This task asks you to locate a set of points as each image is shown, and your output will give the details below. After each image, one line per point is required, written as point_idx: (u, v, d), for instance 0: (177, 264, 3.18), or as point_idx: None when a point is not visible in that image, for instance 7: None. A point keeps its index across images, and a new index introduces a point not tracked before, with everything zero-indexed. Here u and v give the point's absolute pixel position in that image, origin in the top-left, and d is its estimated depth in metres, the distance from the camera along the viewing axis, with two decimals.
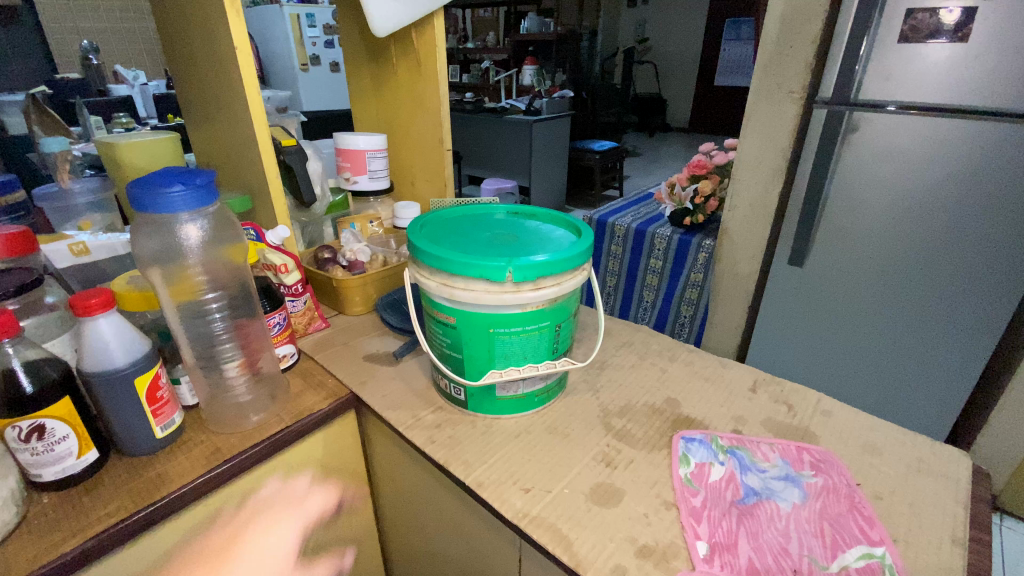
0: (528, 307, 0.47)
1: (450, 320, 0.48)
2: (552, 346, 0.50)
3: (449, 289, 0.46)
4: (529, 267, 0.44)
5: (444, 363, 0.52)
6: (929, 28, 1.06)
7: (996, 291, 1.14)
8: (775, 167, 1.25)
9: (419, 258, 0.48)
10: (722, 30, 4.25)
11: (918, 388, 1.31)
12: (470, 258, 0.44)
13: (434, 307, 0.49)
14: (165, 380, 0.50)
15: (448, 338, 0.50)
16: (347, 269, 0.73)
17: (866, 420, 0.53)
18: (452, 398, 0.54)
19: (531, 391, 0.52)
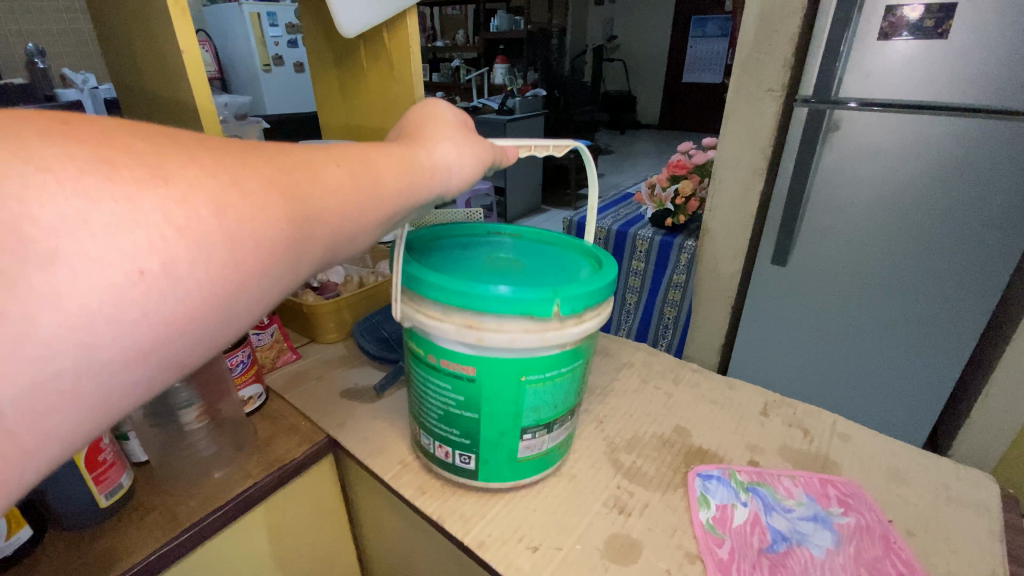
0: (566, 346, 0.39)
1: (468, 371, 0.39)
2: (580, 389, 0.44)
3: (476, 331, 0.36)
4: (578, 299, 0.37)
5: (448, 425, 0.42)
6: (896, 28, 1.09)
7: (975, 280, 1.17)
8: (754, 167, 1.22)
9: (427, 291, 0.38)
10: (688, 28, 4.28)
11: (902, 378, 1.34)
12: (506, 293, 0.35)
13: (445, 356, 0.39)
14: (108, 441, 0.42)
15: (458, 392, 0.40)
16: (318, 293, 0.67)
17: (887, 443, 0.50)
18: (456, 469, 0.44)
19: (557, 445, 0.44)
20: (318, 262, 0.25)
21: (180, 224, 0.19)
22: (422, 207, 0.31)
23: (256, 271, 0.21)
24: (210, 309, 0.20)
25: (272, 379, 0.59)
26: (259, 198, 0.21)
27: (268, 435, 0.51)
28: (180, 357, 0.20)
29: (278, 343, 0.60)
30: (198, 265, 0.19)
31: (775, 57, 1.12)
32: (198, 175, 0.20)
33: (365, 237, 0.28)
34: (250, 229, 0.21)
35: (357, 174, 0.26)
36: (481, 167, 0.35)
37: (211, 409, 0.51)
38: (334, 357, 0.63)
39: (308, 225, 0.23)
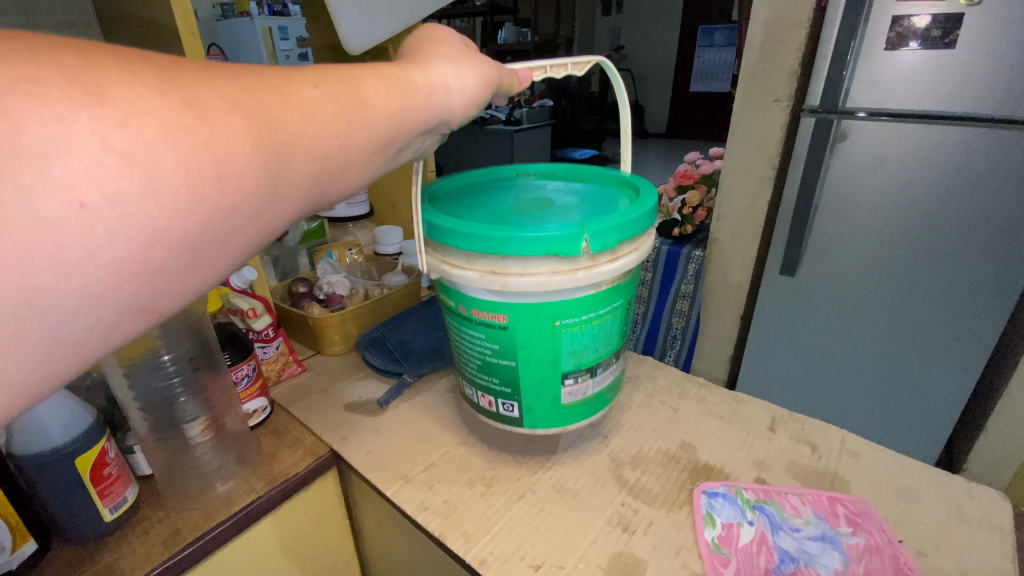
0: (602, 286, 0.40)
1: (500, 320, 0.40)
2: (624, 328, 0.45)
3: (502, 277, 0.38)
4: (607, 234, 0.38)
5: (488, 375, 0.44)
6: (906, 36, 1.11)
7: (985, 285, 1.20)
8: (761, 177, 1.22)
9: (451, 243, 0.39)
10: (695, 38, 4.31)
11: (916, 384, 1.35)
12: (529, 235, 0.37)
13: (476, 307, 0.41)
14: (114, 454, 0.43)
15: (496, 343, 0.42)
16: (324, 305, 0.67)
17: (896, 460, 0.49)
18: (503, 418, 0.46)
19: (601, 390, 0.46)
20: (300, 195, 0.26)
21: (123, 151, 0.19)
22: (421, 129, 0.32)
23: (218, 204, 0.22)
24: (167, 244, 0.20)
25: (277, 392, 0.59)
26: (215, 121, 0.22)
27: (272, 448, 0.51)
28: (143, 295, 0.21)
29: (283, 356, 0.60)
30: (148, 196, 0.19)
31: (783, 67, 1.13)
32: (143, 100, 0.20)
33: (356, 167, 0.29)
34: (206, 157, 0.21)
35: (337, 96, 0.27)
36: (481, 84, 0.37)
37: (216, 422, 0.50)
38: (339, 370, 0.63)
39: (282, 150, 0.24)
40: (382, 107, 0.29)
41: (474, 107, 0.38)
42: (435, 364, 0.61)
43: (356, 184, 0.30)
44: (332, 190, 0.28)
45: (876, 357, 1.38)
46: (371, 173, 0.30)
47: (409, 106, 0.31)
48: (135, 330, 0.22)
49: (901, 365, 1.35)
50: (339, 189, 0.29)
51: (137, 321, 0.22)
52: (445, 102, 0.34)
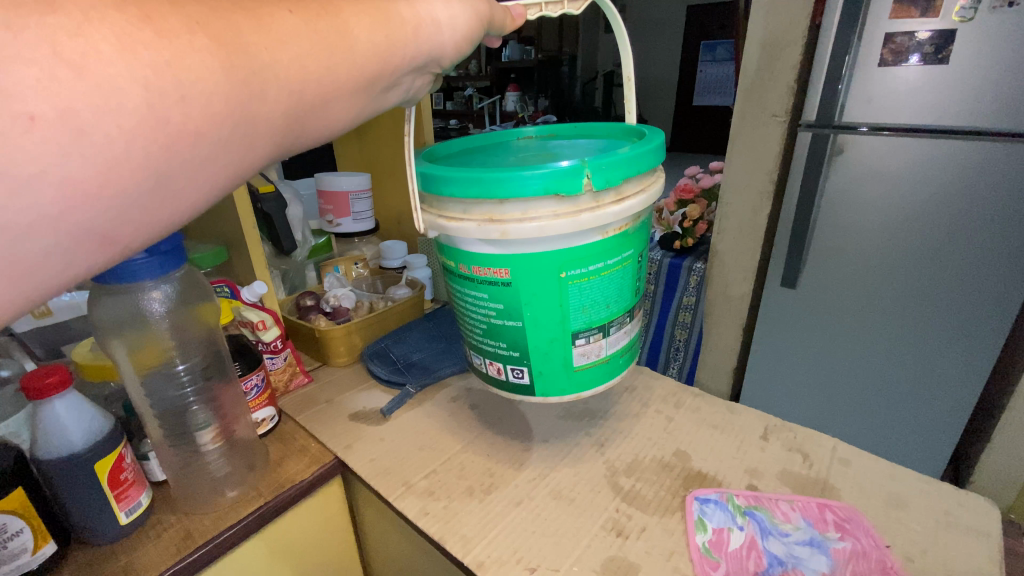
0: (609, 231, 0.40)
1: (503, 274, 0.40)
2: (634, 283, 0.45)
3: (500, 225, 0.38)
4: (609, 172, 0.38)
5: (496, 340, 0.44)
6: (905, 51, 1.15)
7: (989, 296, 1.19)
8: (761, 190, 1.22)
9: (448, 193, 0.40)
10: (699, 53, 4.44)
11: (918, 395, 1.35)
12: (526, 177, 0.36)
13: (479, 264, 0.41)
14: (130, 460, 0.45)
15: (502, 302, 0.42)
16: (330, 317, 0.69)
17: (887, 468, 0.50)
18: (514, 386, 0.47)
19: (615, 351, 0.46)
20: (274, 127, 0.27)
21: (76, 65, 0.19)
22: (410, 65, 0.33)
23: (184, 129, 0.23)
24: (130, 167, 0.21)
25: (285, 402, 0.61)
26: (179, 39, 0.22)
27: (278, 456, 0.53)
28: (103, 221, 0.22)
29: (291, 367, 0.62)
30: (104, 115, 0.20)
31: (779, 83, 1.14)
32: (99, 12, 0.20)
33: (337, 95, 0.29)
34: (170, 77, 0.21)
35: (313, 23, 0.27)
36: (472, 14, 0.36)
37: (226, 430, 0.52)
38: (344, 380, 0.65)
39: (258, 77, 0.25)
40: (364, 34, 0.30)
41: (466, 43, 0.37)
42: (438, 375, 0.64)
43: (340, 117, 0.31)
44: (313, 121, 0.29)
45: (879, 368, 1.38)
46: (354, 107, 0.31)
47: (393, 30, 0.31)
48: (98, 259, 0.23)
49: (905, 376, 1.35)
50: (321, 124, 0.30)
51: (99, 249, 0.23)
52: (434, 28, 0.34)
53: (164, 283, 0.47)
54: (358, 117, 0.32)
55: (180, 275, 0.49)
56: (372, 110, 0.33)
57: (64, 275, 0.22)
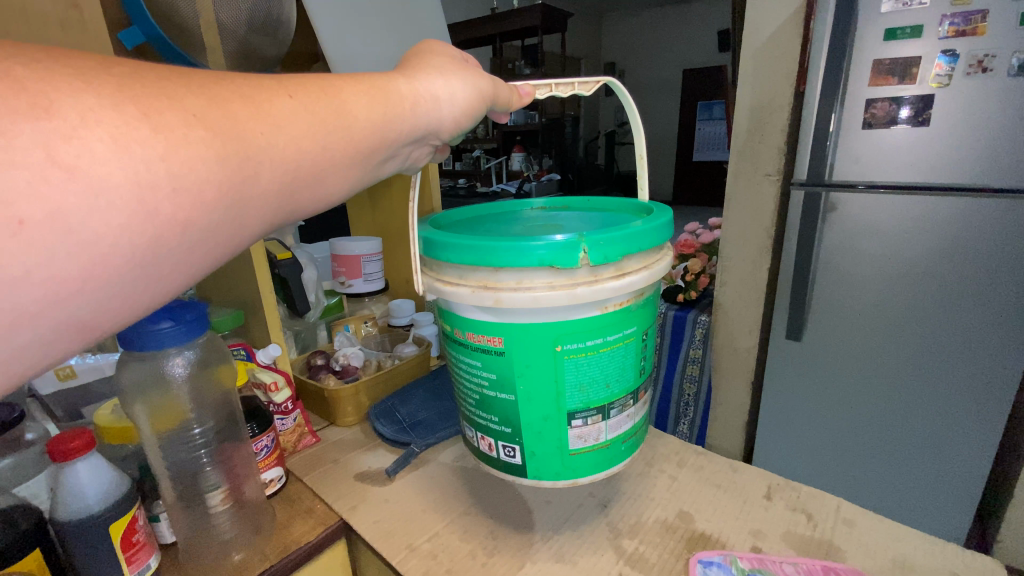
0: (609, 305, 0.42)
1: (496, 343, 0.42)
2: (638, 363, 0.46)
3: (494, 291, 0.40)
4: (608, 246, 0.40)
5: (489, 412, 0.46)
6: (887, 116, 1.21)
7: (993, 344, 1.21)
8: (761, 245, 1.28)
9: (446, 258, 0.42)
10: (695, 112, 4.68)
11: (937, 450, 1.32)
12: (521, 248, 0.39)
13: (473, 331, 0.43)
14: (142, 523, 0.46)
15: (496, 373, 0.44)
16: (339, 376, 0.72)
17: (893, 528, 0.50)
18: (507, 466, 0.48)
19: (616, 436, 0.47)
20: (267, 207, 0.28)
21: (68, 166, 0.20)
22: (409, 137, 0.36)
23: (174, 220, 0.23)
24: (116, 261, 0.22)
25: (293, 462, 0.62)
26: (174, 133, 0.23)
27: (285, 518, 0.53)
28: (84, 312, 0.22)
29: (300, 428, 0.64)
30: (130, 218, 0.22)
31: (770, 145, 1.22)
32: (97, 111, 0.21)
33: (331, 169, 0.31)
34: (162, 170, 0.22)
35: (311, 108, 0.29)
36: (474, 96, 0.41)
37: (235, 491, 0.53)
38: (351, 440, 0.66)
39: (251, 158, 0.26)
40: (367, 115, 0.32)
41: (467, 115, 0.42)
42: (443, 434, 0.65)
43: (338, 188, 0.32)
44: (308, 194, 0.30)
45: (894, 421, 1.36)
46: (350, 179, 0.33)
47: (396, 106, 0.34)
48: (77, 346, 0.23)
49: (920, 429, 1.32)
50: (317, 196, 0.31)
51: (77, 340, 0.23)
52: (433, 100, 0.38)
53: (186, 350, 0.51)
54: (354, 188, 0.34)
55: (200, 342, 0.53)
56: (370, 177, 0.35)
57: (42, 364, 0.22)
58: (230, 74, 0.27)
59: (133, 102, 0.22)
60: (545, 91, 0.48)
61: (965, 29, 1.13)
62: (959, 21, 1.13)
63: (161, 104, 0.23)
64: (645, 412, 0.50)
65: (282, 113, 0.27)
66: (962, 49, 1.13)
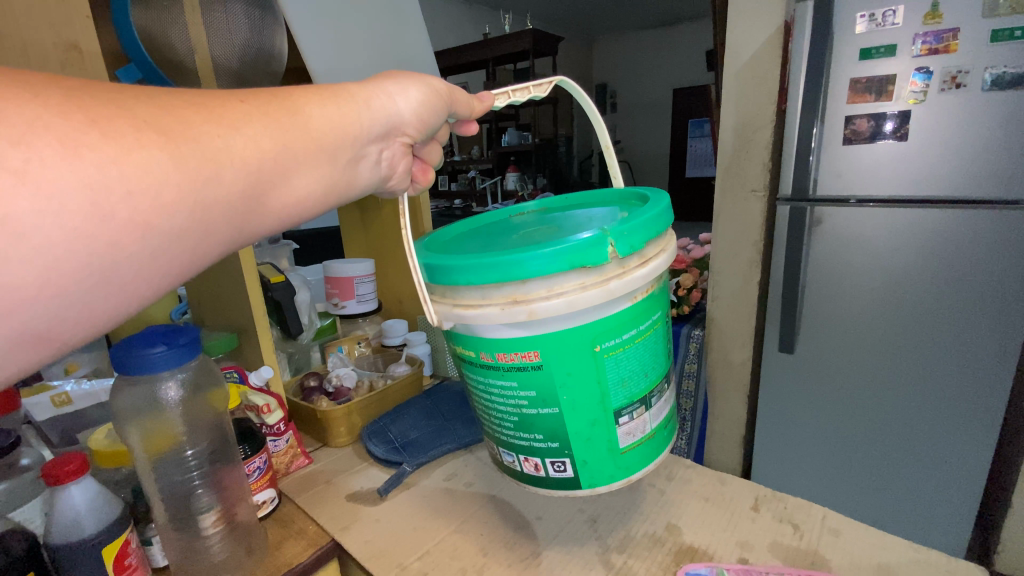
0: (637, 295, 0.43)
1: (533, 358, 0.41)
2: (665, 347, 0.48)
3: (526, 304, 0.39)
4: (631, 237, 0.41)
5: (532, 433, 0.45)
6: (869, 132, 1.25)
7: (982, 351, 1.22)
8: (750, 259, 1.29)
9: (465, 281, 0.41)
10: (687, 129, 4.79)
11: (932, 460, 1.32)
12: (550, 254, 0.39)
13: (504, 352, 0.42)
14: (134, 546, 0.47)
15: (535, 389, 0.43)
16: (332, 398, 0.72)
17: (877, 536, 0.50)
18: (560, 483, 0.47)
19: (659, 425, 0.48)
20: (234, 213, 0.29)
21: (19, 171, 0.21)
22: (368, 135, 0.38)
23: (131, 224, 0.24)
24: (73, 270, 0.23)
25: (285, 484, 0.62)
26: (125, 138, 0.24)
27: (277, 539, 0.53)
28: (43, 323, 0.23)
29: (292, 449, 0.64)
30: (85, 224, 0.23)
31: (755, 162, 1.25)
32: (41, 120, 0.22)
33: (296, 167, 0.32)
34: (113, 174, 0.23)
35: (264, 110, 0.31)
36: (427, 95, 0.43)
37: (228, 513, 0.54)
38: (343, 462, 0.66)
39: (210, 161, 0.27)
40: (320, 116, 0.34)
41: (426, 118, 0.44)
42: (435, 453, 0.65)
43: (303, 189, 0.34)
44: (278, 191, 0.32)
45: (889, 431, 1.36)
46: (319, 175, 0.34)
47: (350, 109, 0.37)
48: (38, 356, 0.24)
49: (916, 438, 1.33)
50: (287, 198, 0.33)
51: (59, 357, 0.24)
52: (388, 102, 0.40)
53: (178, 375, 0.52)
54: (324, 189, 0.35)
55: (194, 364, 0.54)
56: (340, 171, 0.36)
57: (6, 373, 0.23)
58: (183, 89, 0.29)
59: (83, 111, 0.24)
60: (506, 97, 0.49)
61: (937, 47, 1.17)
62: (931, 40, 1.17)
63: (108, 109, 0.25)
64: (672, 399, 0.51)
65: (236, 119, 0.29)
66: (936, 66, 1.17)
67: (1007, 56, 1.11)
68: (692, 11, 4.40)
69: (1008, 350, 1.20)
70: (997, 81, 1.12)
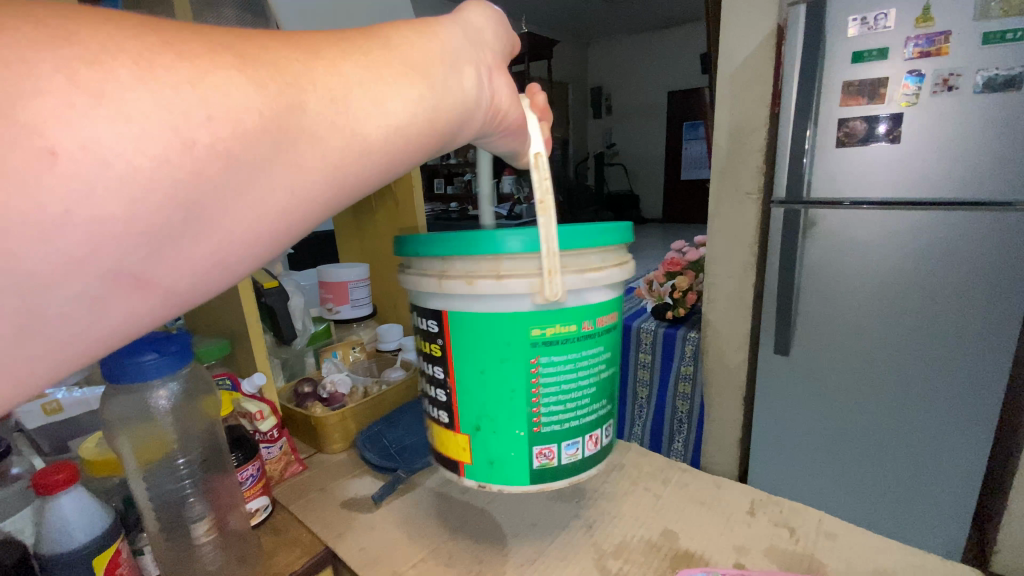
0: None
1: (616, 319, 0.45)
2: None
3: (624, 265, 0.45)
4: None
5: (600, 401, 0.46)
6: (862, 134, 1.25)
7: (976, 352, 1.23)
8: (745, 262, 1.30)
9: (581, 245, 0.41)
10: (681, 132, 4.82)
11: (927, 460, 1.32)
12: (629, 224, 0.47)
13: (603, 315, 0.43)
14: (125, 556, 0.46)
15: (610, 351, 0.46)
16: (326, 404, 0.72)
17: (873, 540, 0.50)
18: (607, 449, 0.49)
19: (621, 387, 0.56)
20: (332, 146, 0.26)
21: (96, 93, 0.20)
22: (458, 54, 0.34)
23: (214, 151, 0.22)
24: (162, 204, 0.21)
25: (279, 492, 0.62)
26: (201, 58, 0.22)
27: (270, 547, 0.53)
28: (136, 268, 0.22)
29: (285, 456, 0.64)
30: (167, 148, 0.21)
31: (749, 164, 1.26)
32: (112, 40, 0.21)
33: (383, 84, 0.28)
34: (192, 93, 0.21)
35: (343, 37, 0.29)
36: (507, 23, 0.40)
37: (221, 521, 0.54)
38: (337, 469, 0.66)
39: (294, 85, 0.25)
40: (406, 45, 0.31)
41: None
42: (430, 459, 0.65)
43: (397, 116, 0.29)
44: (362, 110, 0.27)
45: (884, 432, 1.36)
46: (413, 98, 0.30)
47: None
48: (140, 306, 0.23)
49: (911, 438, 1.33)
50: (380, 125, 0.28)
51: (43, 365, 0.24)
52: None
53: (170, 382, 0.51)
54: (425, 115, 0.30)
55: (186, 372, 0.53)
56: (440, 88, 0.31)
57: (96, 330, 0.22)
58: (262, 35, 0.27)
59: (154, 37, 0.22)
60: None
61: (929, 50, 1.18)
62: (923, 43, 1.18)
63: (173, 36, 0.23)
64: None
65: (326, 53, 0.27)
66: (928, 69, 1.18)
67: (998, 58, 1.12)
68: (685, 15, 4.43)
69: (1002, 350, 1.20)
70: (989, 83, 1.13)
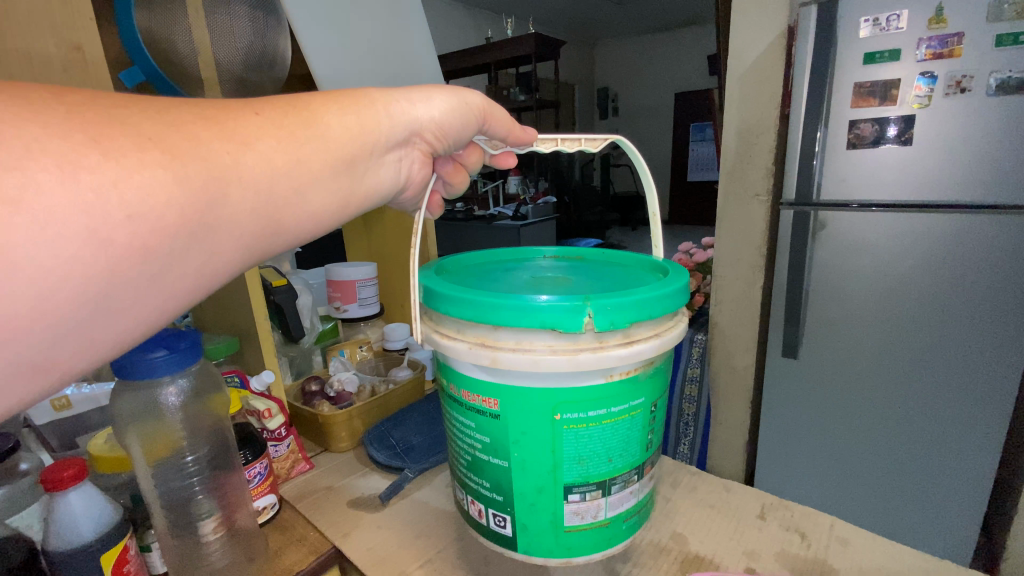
0: (615, 374, 0.37)
1: (493, 405, 0.39)
2: (646, 438, 0.41)
3: (491, 351, 0.37)
4: (616, 312, 0.36)
5: (482, 477, 0.42)
6: (872, 137, 1.25)
7: (987, 356, 1.21)
8: (753, 262, 1.28)
9: (446, 310, 0.39)
10: (688, 133, 4.81)
11: (936, 465, 1.31)
12: (527, 308, 0.36)
13: (471, 389, 0.40)
14: (133, 553, 0.46)
15: (490, 436, 0.40)
16: (334, 402, 0.72)
17: (886, 547, 0.50)
18: (498, 537, 0.43)
19: (617, 514, 0.42)
20: (243, 231, 0.29)
21: (14, 200, 0.20)
22: (387, 142, 0.38)
23: (131, 248, 0.24)
24: (72, 297, 0.23)
25: (286, 490, 0.62)
26: (127, 159, 0.23)
27: (277, 545, 0.53)
28: (55, 330, 0.23)
29: (293, 454, 0.64)
30: (88, 248, 0.22)
31: (758, 166, 1.23)
32: (29, 122, 0.22)
33: (314, 181, 0.32)
34: (115, 197, 0.23)
35: (277, 122, 0.31)
36: (467, 105, 0.43)
37: (228, 520, 0.53)
38: (345, 467, 0.66)
39: (220, 180, 0.27)
40: (340, 127, 0.34)
41: (451, 128, 0.43)
42: (438, 458, 0.65)
43: (321, 206, 0.33)
44: (291, 209, 0.31)
45: (893, 436, 1.35)
46: (336, 190, 0.34)
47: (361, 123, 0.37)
48: (79, 341, 0.24)
49: (919, 442, 1.32)
50: (301, 217, 0.32)
51: (34, 381, 0.23)
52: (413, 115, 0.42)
53: (180, 378, 0.52)
54: (340, 201, 0.35)
55: (194, 369, 0.54)
56: (359, 178, 0.36)
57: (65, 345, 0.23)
58: (194, 101, 0.28)
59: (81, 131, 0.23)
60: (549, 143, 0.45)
61: (942, 51, 1.17)
62: (936, 44, 1.17)
63: (101, 119, 0.24)
64: (651, 485, 0.44)
65: (256, 135, 0.29)
66: (940, 70, 1.17)
67: (1010, 61, 1.11)
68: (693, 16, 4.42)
69: (1013, 355, 1.19)
70: (1002, 85, 1.12)
